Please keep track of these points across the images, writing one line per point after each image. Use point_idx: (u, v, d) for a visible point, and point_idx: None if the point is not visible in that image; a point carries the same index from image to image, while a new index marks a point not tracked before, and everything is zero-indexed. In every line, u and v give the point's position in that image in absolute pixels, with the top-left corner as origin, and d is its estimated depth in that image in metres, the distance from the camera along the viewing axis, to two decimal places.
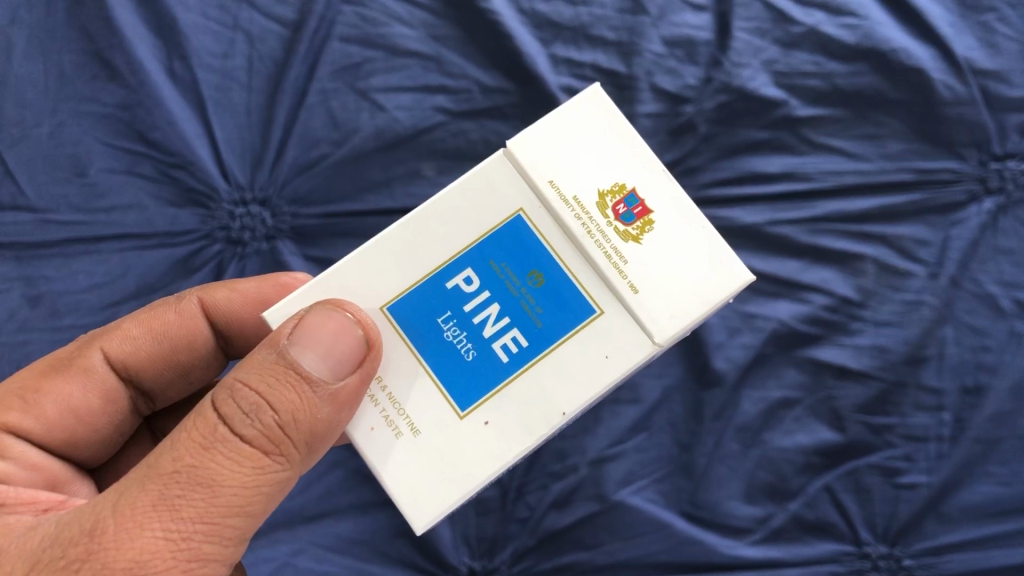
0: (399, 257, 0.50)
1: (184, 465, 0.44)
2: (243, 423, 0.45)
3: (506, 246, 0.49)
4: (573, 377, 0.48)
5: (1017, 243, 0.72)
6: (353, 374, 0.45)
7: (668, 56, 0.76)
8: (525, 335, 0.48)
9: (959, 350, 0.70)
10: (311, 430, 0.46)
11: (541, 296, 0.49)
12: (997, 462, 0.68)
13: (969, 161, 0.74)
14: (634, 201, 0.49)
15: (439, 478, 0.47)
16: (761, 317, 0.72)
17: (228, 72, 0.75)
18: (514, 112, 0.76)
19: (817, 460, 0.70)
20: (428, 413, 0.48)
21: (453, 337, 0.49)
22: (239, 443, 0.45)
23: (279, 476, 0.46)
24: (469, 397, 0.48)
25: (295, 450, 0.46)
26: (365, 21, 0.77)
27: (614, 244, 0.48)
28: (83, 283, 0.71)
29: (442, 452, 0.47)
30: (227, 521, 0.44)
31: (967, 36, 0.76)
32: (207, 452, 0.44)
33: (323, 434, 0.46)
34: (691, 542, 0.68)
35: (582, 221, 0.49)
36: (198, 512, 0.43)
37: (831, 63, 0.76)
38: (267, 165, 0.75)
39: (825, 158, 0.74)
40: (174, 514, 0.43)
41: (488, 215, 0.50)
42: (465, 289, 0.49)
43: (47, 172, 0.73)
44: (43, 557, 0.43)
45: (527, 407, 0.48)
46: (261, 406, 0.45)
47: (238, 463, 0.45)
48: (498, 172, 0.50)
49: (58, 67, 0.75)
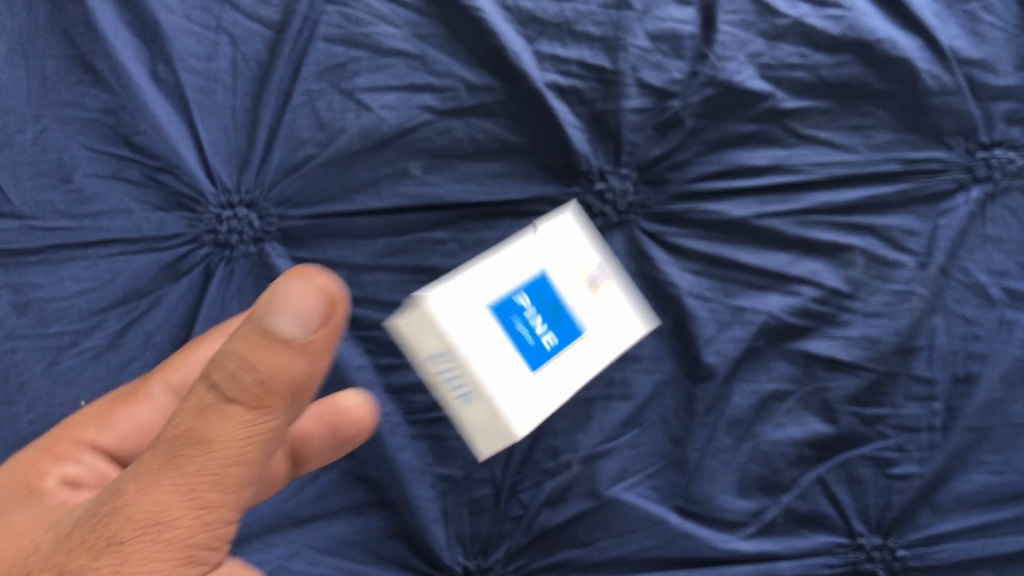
0: (495, 268, 0.60)
1: (184, 428, 0.42)
2: (225, 386, 0.42)
3: (539, 287, 0.62)
4: (576, 368, 0.63)
5: (1004, 231, 0.73)
6: (319, 328, 0.41)
7: (653, 50, 0.76)
8: (557, 336, 0.62)
9: (949, 340, 0.71)
10: (294, 380, 0.42)
11: (558, 322, 0.62)
12: (989, 451, 0.69)
13: (957, 150, 0.75)
14: (597, 278, 0.66)
15: (521, 408, 0.59)
16: (751, 310, 0.71)
17: (212, 75, 0.75)
18: (500, 109, 0.76)
19: (810, 452, 0.69)
20: (513, 369, 0.59)
21: (524, 326, 0.60)
22: (225, 405, 0.42)
23: (271, 429, 0.44)
24: (538, 361, 0.60)
25: (284, 405, 0.43)
26: (349, 21, 0.76)
27: (585, 297, 0.65)
28: (70, 289, 0.71)
29: (523, 396, 0.59)
30: (231, 470, 0.43)
31: (952, 25, 0.76)
32: (202, 415, 0.42)
33: (309, 380, 0.43)
34: (685, 537, 0.68)
35: (569, 284, 0.64)
36: (202, 468, 0.42)
37: (817, 55, 0.76)
38: (253, 167, 0.74)
39: (812, 150, 0.75)
40: (180, 470, 0.42)
41: (534, 260, 0.62)
42: (524, 304, 0.60)
43: (33, 179, 0.73)
44: (80, 519, 0.44)
45: (564, 378, 0.62)
46: (237, 369, 0.41)
47: (231, 422, 0.42)
48: (539, 235, 0.64)
49: (40, 72, 0.74)
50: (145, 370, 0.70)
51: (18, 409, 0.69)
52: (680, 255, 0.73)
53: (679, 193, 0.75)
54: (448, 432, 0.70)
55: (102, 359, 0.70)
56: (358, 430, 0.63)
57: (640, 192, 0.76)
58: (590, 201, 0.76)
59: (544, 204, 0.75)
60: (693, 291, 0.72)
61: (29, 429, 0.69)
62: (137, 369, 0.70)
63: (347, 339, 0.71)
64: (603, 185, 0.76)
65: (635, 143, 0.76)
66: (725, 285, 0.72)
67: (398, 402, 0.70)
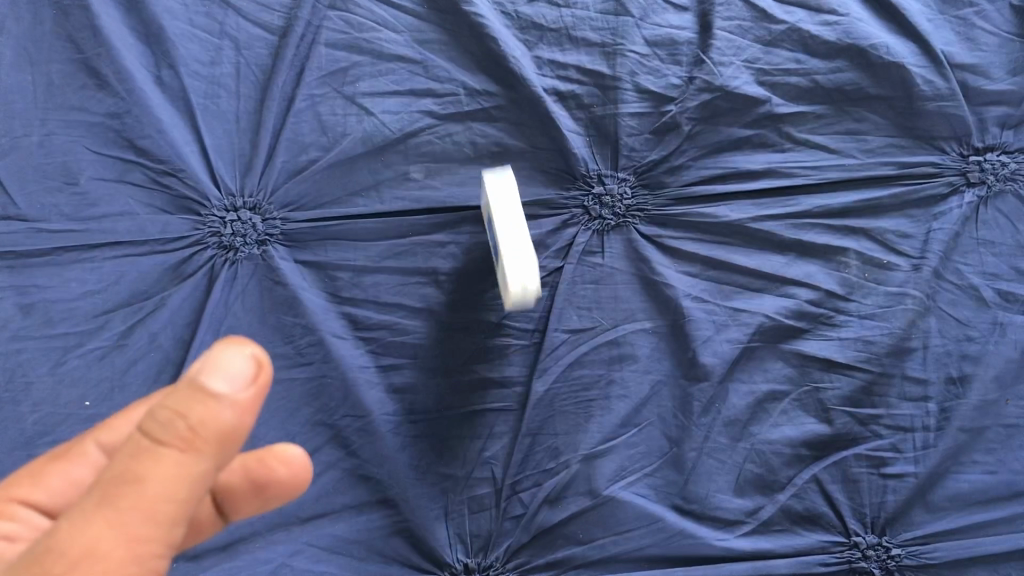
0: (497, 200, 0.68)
1: (114, 471, 0.38)
2: (155, 429, 0.39)
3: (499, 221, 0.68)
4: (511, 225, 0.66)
5: (997, 234, 0.74)
6: (251, 381, 0.40)
7: (651, 56, 0.77)
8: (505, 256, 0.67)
9: (943, 341, 0.72)
10: (227, 425, 0.39)
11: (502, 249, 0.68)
12: (982, 450, 0.70)
13: (951, 154, 0.76)
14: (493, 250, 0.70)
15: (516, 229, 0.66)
16: (748, 311, 0.72)
17: (216, 80, 0.76)
18: (500, 113, 0.77)
19: (805, 452, 0.70)
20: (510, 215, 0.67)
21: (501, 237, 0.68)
22: (158, 450, 0.38)
23: (202, 480, 0.40)
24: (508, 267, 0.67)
25: (214, 455, 0.40)
26: (351, 27, 0.78)
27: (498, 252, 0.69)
28: (75, 291, 0.72)
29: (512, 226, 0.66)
30: (159, 515, 0.38)
31: (946, 31, 0.77)
32: (133, 455, 0.38)
33: (239, 429, 0.40)
34: (683, 535, 0.69)
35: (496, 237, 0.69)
36: (130, 509, 0.37)
37: (813, 60, 0.77)
38: (257, 171, 0.75)
39: (808, 154, 0.76)
40: (108, 510, 0.37)
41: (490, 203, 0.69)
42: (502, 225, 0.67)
43: (39, 182, 0.74)
44: None
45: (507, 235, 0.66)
46: (167, 414, 0.39)
47: (165, 465, 0.38)
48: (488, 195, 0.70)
49: (46, 76, 0.75)
50: (148, 371, 0.71)
51: (22, 410, 0.69)
52: (677, 258, 0.74)
53: (676, 195, 0.76)
54: (448, 431, 0.71)
55: (106, 360, 0.71)
56: (290, 488, 0.55)
57: (638, 196, 0.76)
58: (587, 205, 0.76)
59: (543, 207, 0.76)
60: (690, 293, 0.73)
61: (32, 430, 0.69)
62: (141, 369, 0.71)
63: (350, 340, 0.72)
64: (602, 189, 0.76)
65: (632, 147, 0.77)
66: (721, 288, 0.73)
67: (399, 403, 0.71)
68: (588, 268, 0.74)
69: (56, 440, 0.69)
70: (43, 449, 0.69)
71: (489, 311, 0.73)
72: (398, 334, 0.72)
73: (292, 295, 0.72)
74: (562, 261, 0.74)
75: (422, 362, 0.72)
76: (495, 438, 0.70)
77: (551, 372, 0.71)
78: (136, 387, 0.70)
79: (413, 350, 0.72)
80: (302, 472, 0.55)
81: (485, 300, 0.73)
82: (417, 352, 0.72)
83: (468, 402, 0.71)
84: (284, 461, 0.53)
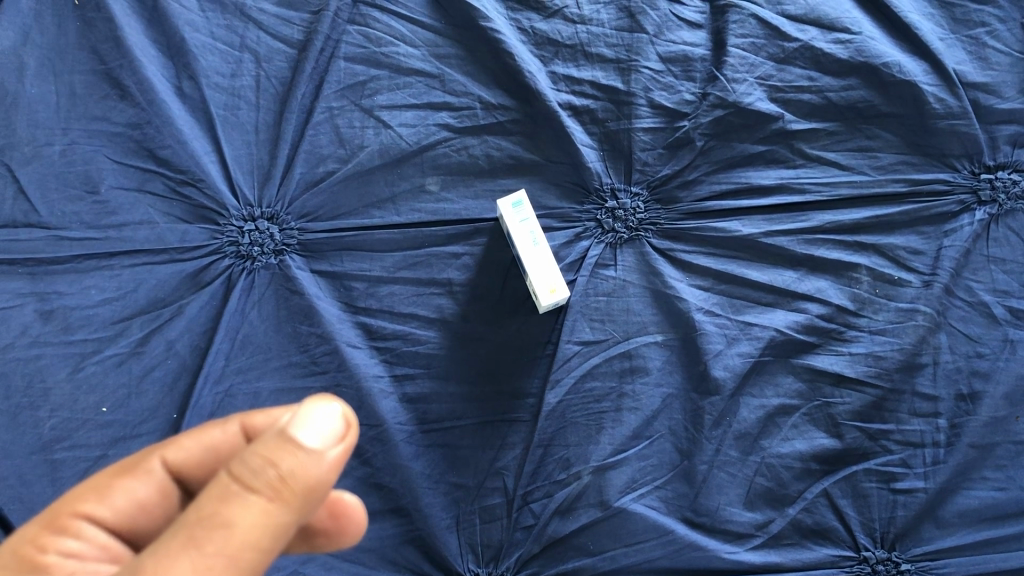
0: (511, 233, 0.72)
1: (202, 512, 0.39)
2: (247, 475, 0.40)
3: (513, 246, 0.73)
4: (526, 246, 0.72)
5: (1008, 251, 0.75)
6: (340, 439, 0.42)
7: (665, 72, 0.78)
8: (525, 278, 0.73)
9: (953, 357, 0.72)
10: (315, 478, 0.41)
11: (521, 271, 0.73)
12: (993, 467, 0.71)
13: (962, 172, 0.76)
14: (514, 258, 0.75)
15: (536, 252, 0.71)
16: (759, 326, 0.73)
17: (236, 91, 0.78)
18: (515, 127, 0.78)
19: (816, 466, 0.71)
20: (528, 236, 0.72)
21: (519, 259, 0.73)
22: (248, 496, 0.39)
23: (284, 529, 0.40)
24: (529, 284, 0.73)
25: (296, 509, 0.41)
26: (369, 41, 0.79)
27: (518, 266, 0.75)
28: (94, 298, 0.73)
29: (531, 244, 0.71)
30: (241, 561, 0.39)
31: (957, 50, 0.78)
32: (222, 498, 0.39)
33: (324, 483, 0.41)
34: (692, 548, 0.69)
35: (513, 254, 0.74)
36: (215, 554, 0.38)
37: (824, 78, 0.78)
38: (275, 181, 0.77)
39: (819, 170, 0.77)
40: (194, 551, 0.37)
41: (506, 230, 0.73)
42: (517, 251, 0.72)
43: (60, 191, 0.75)
44: None
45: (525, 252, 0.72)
46: (259, 461, 0.40)
47: (251, 511, 0.39)
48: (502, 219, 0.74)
49: (69, 87, 0.77)
50: (165, 378, 0.72)
51: (40, 414, 0.70)
52: (689, 271, 0.75)
53: (689, 210, 0.77)
54: (461, 441, 0.71)
55: (124, 366, 0.72)
56: (339, 538, 0.54)
57: (651, 210, 0.77)
58: (600, 218, 0.77)
59: (557, 220, 0.77)
60: (702, 306, 0.74)
61: (50, 435, 0.70)
62: (159, 376, 0.72)
63: (365, 349, 0.73)
64: (615, 202, 0.77)
65: (645, 162, 0.77)
66: (733, 301, 0.74)
67: (412, 412, 0.72)
68: (600, 281, 0.75)
69: (74, 445, 0.70)
70: (61, 453, 0.70)
71: (503, 323, 0.73)
72: (412, 344, 0.73)
73: (308, 303, 0.73)
74: (575, 274, 0.75)
75: (435, 372, 0.72)
76: (507, 448, 0.71)
77: (563, 383, 0.72)
78: (154, 393, 0.71)
79: (426, 360, 0.73)
80: (353, 525, 0.53)
81: (497, 309, 0.74)
82: (431, 363, 0.73)
83: (481, 413, 0.72)
84: (339, 512, 0.53)
